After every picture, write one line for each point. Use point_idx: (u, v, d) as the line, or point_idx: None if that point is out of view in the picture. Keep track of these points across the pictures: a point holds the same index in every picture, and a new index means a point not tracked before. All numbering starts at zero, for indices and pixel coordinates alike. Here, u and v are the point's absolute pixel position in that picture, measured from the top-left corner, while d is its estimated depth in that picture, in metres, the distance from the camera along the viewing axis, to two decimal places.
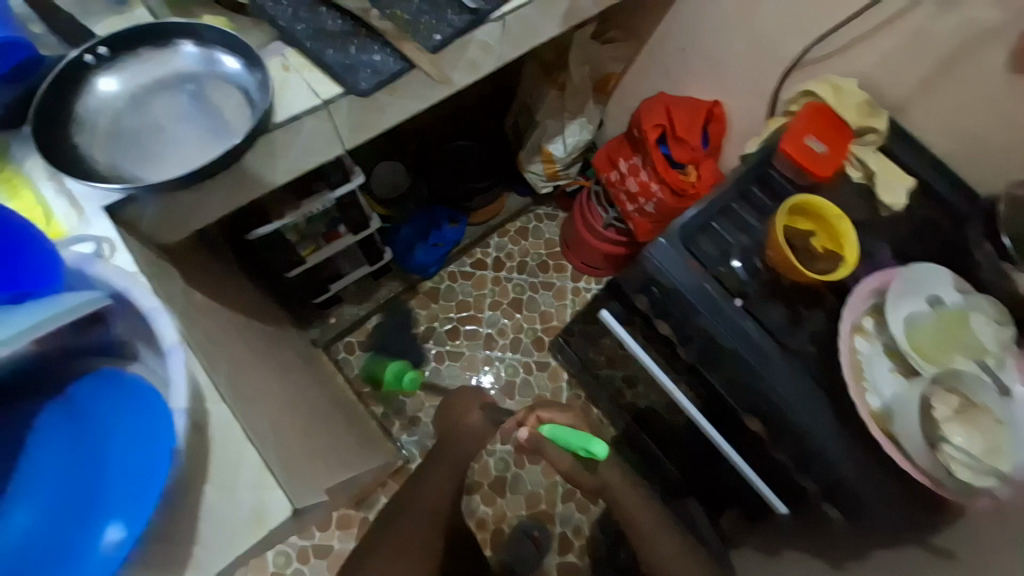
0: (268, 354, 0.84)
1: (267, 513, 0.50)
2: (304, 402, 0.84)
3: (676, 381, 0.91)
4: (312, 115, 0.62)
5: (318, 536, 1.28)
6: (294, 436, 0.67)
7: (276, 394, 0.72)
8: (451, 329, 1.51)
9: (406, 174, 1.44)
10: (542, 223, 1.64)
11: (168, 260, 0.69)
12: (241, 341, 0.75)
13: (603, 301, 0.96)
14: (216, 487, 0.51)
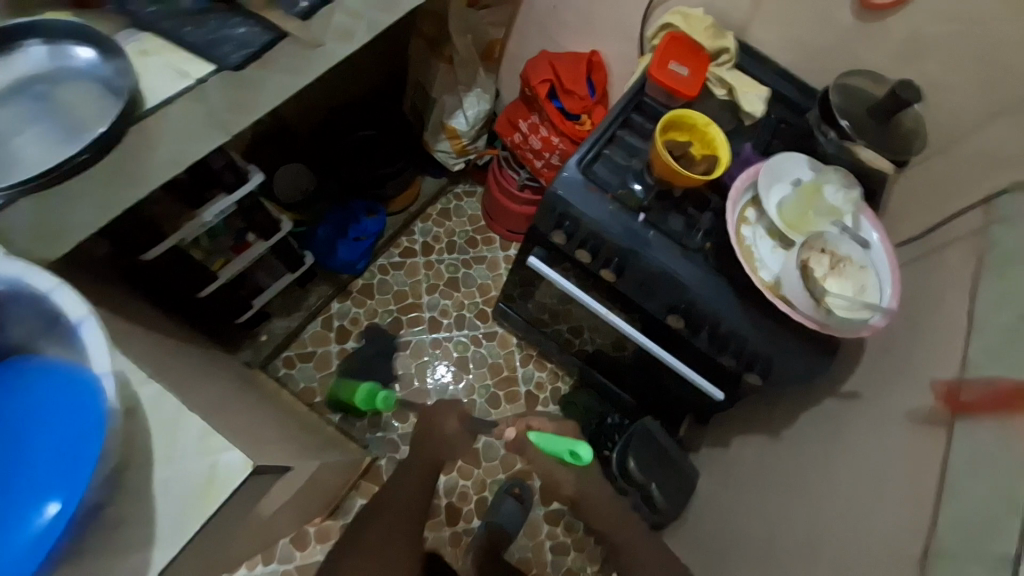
0: (194, 371, 0.79)
1: (221, 477, 0.51)
2: (245, 411, 0.81)
3: (609, 305, 0.98)
4: (183, 98, 0.62)
5: (299, 555, 1.23)
6: (242, 435, 0.65)
7: (213, 400, 0.70)
8: (394, 320, 1.50)
9: (310, 176, 1.38)
10: (461, 201, 1.67)
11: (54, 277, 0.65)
12: (158, 357, 0.71)
13: (528, 249, 1.00)
14: (162, 463, 0.51)
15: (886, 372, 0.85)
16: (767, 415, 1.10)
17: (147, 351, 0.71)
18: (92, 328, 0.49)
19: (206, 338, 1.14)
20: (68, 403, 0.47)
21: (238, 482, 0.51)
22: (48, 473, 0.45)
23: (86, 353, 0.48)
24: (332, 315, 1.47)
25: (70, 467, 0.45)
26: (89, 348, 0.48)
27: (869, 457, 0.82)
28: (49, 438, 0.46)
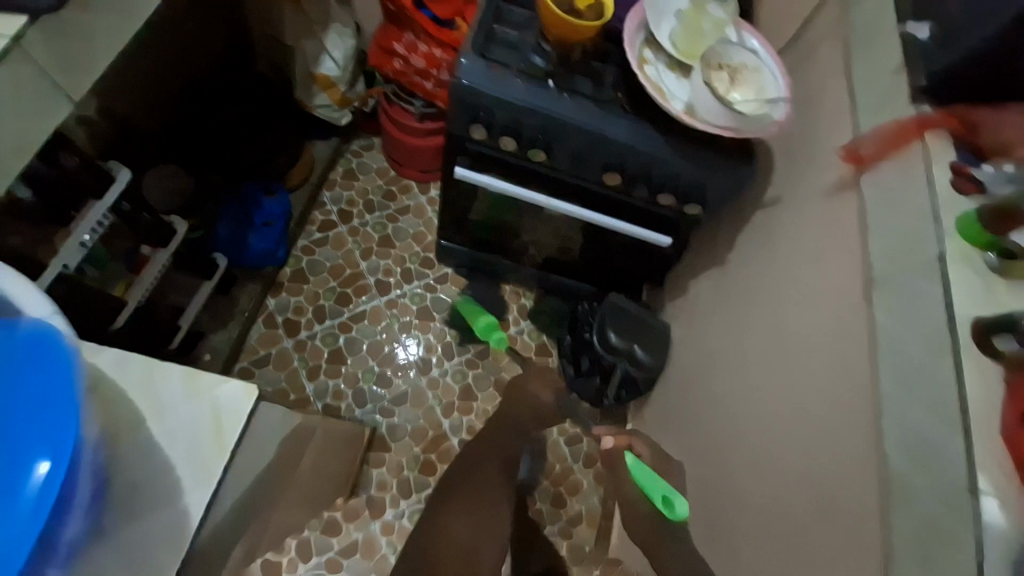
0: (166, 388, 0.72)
1: (226, 414, 0.53)
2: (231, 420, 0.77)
3: (542, 191, 0.97)
4: (7, 61, 0.61)
5: (336, 542, 1.21)
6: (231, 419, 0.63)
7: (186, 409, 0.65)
8: (340, 296, 1.42)
9: (184, 173, 1.18)
10: (362, 156, 1.56)
11: None
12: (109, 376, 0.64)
13: (451, 161, 0.97)
14: (155, 418, 0.53)
15: (797, 165, 0.95)
16: (713, 248, 1.21)
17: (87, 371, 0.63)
18: (11, 276, 0.47)
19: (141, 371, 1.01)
20: (21, 361, 0.43)
21: (246, 414, 0.53)
22: (19, 438, 0.41)
23: (16, 305, 0.46)
24: (272, 312, 1.36)
25: (52, 417, 0.42)
26: (14, 299, 0.46)
27: (798, 239, 0.92)
28: (5, 406, 0.42)
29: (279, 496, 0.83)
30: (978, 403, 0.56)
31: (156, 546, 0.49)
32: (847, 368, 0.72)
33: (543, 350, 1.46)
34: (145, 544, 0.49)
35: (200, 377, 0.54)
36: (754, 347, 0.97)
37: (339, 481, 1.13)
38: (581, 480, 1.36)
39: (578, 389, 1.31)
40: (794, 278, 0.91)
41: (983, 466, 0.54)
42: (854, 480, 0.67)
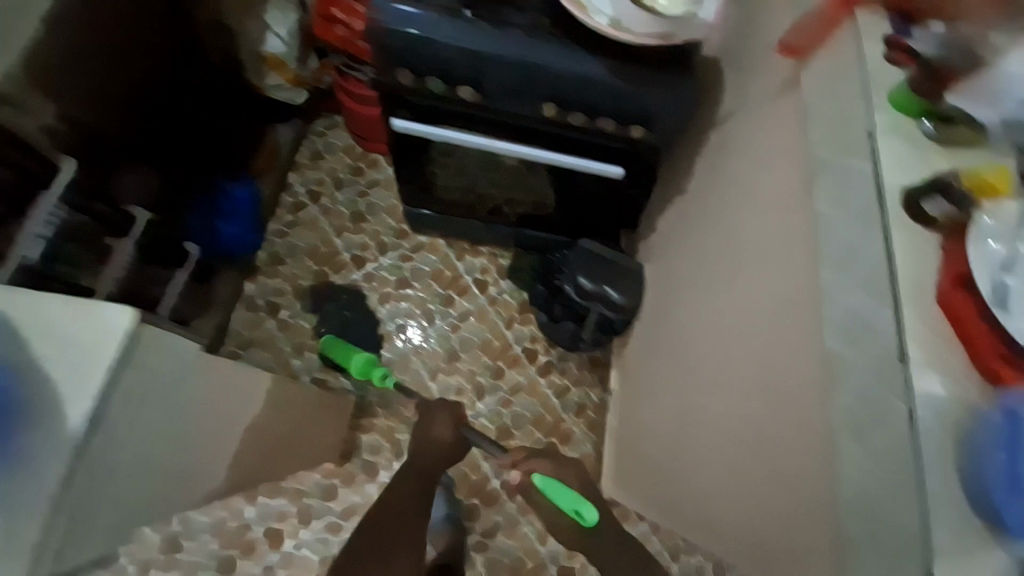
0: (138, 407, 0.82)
1: (100, 333, 0.59)
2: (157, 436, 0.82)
3: (487, 133, 0.95)
4: None
5: (336, 506, 1.24)
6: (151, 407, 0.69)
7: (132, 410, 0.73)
8: (316, 275, 1.43)
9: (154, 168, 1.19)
10: (327, 136, 1.54)
11: None
12: None
13: (390, 114, 0.96)
14: (41, 343, 0.59)
15: (746, 76, 0.91)
16: (676, 181, 1.19)
17: None
18: None
19: None
20: None
21: (118, 332, 0.59)
22: None
23: None
24: (251, 297, 1.39)
25: None
26: None
27: (750, 150, 0.88)
28: None
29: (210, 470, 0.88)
30: (912, 269, 0.52)
31: (44, 455, 0.56)
32: (790, 264, 0.70)
33: (525, 308, 1.47)
34: (29, 459, 0.56)
35: (76, 304, 0.60)
36: (712, 263, 0.96)
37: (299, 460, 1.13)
38: (572, 429, 1.40)
39: (552, 334, 1.38)
40: (748, 186, 0.87)
41: (913, 330, 0.49)
42: (800, 371, 0.64)
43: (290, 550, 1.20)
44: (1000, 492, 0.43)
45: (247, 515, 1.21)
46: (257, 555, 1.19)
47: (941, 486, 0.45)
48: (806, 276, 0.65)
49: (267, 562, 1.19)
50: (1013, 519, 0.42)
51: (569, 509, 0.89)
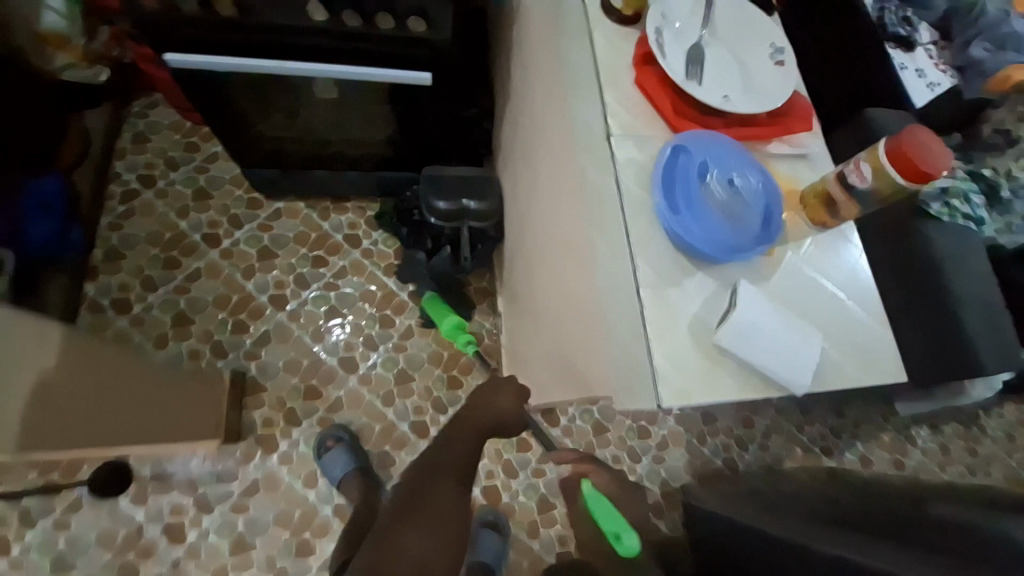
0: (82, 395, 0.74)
1: None
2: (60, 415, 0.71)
3: (275, 57, 0.92)
4: None
5: (236, 485, 1.20)
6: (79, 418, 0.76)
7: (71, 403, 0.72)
8: (167, 261, 1.33)
9: None
10: (148, 116, 1.44)
11: None
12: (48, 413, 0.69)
13: (161, 50, 0.91)
14: None
15: None
16: (505, 89, 1.18)
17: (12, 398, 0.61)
18: None
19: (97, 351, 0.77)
20: None
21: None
22: None
23: None
24: (94, 298, 1.28)
25: None
26: None
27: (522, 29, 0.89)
28: None
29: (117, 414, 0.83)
30: (611, 63, 0.56)
31: None
32: (550, 108, 0.72)
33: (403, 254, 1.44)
34: None
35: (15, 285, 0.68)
36: (524, 146, 0.98)
37: (123, 429, 0.86)
38: (471, 359, 1.38)
39: (432, 267, 1.32)
40: (525, 58, 0.88)
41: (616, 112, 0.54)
42: (564, 202, 0.68)
43: (195, 540, 1.16)
44: (671, 216, 0.48)
45: (138, 519, 1.15)
46: (157, 554, 1.14)
47: (640, 232, 0.49)
48: (555, 117, 0.69)
49: (173, 559, 1.14)
50: (691, 232, 0.47)
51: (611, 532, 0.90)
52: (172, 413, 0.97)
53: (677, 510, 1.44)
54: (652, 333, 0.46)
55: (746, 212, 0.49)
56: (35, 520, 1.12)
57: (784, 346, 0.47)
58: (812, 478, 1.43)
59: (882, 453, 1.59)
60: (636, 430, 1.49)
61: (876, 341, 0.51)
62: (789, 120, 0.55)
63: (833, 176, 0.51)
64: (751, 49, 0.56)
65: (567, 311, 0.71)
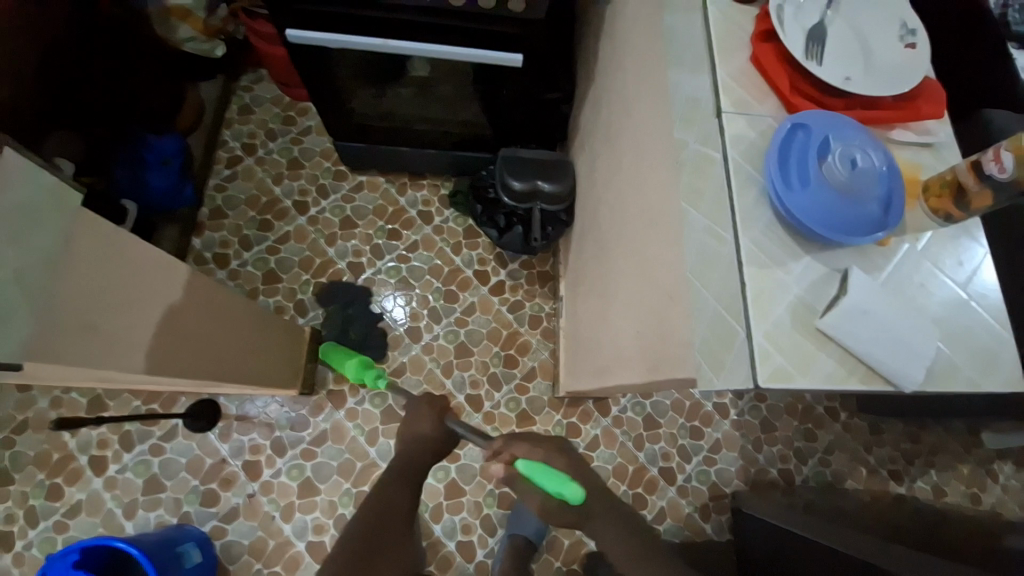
0: (202, 332, 0.82)
1: None
2: (191, 348, 0.80)
3: (382, 35, 0.99)
4: None
5: (307, 433, 1.30)
6: (203, 358, 0.84)
7: (195, 341, 0.80)
8: (261, 222, 1.45)
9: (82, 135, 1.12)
10: (253, 90, 1.57)
11: (112, 279, 0.61)
12: (181, 347, 0.77)
13: (282, 26, 0.99)
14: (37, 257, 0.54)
15: None
16: (587, 73, 1.19)
17: (152, 330, 0.69)
18: None
19: (213, 293, 0.85)
20: None
21: None
22: None
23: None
24: (199, 251, 1.42)
25: None
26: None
27: (616, 10, 0.89)
28: None
29: (231, 352, 0.92)
30: (726, 43, 0.56)
31: (90, 342, 0.60)
32: (643, 86, 0.72)
33: (471, 233, 1.49)
34: (75, 306, 0.57)
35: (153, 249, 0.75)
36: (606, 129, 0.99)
37: (228, 363, 0.91)
38: (529, 340, 1.42)
39: (504, 244, 1.35)
40: (617, 41, 0.89)
41: (730, 90, 0.55)
42: (652, 182, 0.69)
43: (268, 478, 1.27)
44: (785, 190, 0.49)
45: (222, 453, 1.28)
46: (237, 486, 1.26)
47: (744, 213, 0.51)
48: (647, 98, 0.70)
49: (248, 492, 1.26)
50: (801, 211, 0.48)
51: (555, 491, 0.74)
52: (266, 359, 1.07)
53: (725, 514, 1.40)
54: (754, 311, 0.48)
55: (866, 194, 0.49)
56: (136, 442, 1.27)
57: (897, 334, 0.47)
58: (878, 501, 1.34)
59: (960, 485, 1.46)
60: (688, 428, 1.45)
61: (992, 340, 0.50)
62: (919, 105, 0.54)
63: (965, 165, 0.49)
64: (881, 29, 0.54)
65: (643, 288, 0.72)
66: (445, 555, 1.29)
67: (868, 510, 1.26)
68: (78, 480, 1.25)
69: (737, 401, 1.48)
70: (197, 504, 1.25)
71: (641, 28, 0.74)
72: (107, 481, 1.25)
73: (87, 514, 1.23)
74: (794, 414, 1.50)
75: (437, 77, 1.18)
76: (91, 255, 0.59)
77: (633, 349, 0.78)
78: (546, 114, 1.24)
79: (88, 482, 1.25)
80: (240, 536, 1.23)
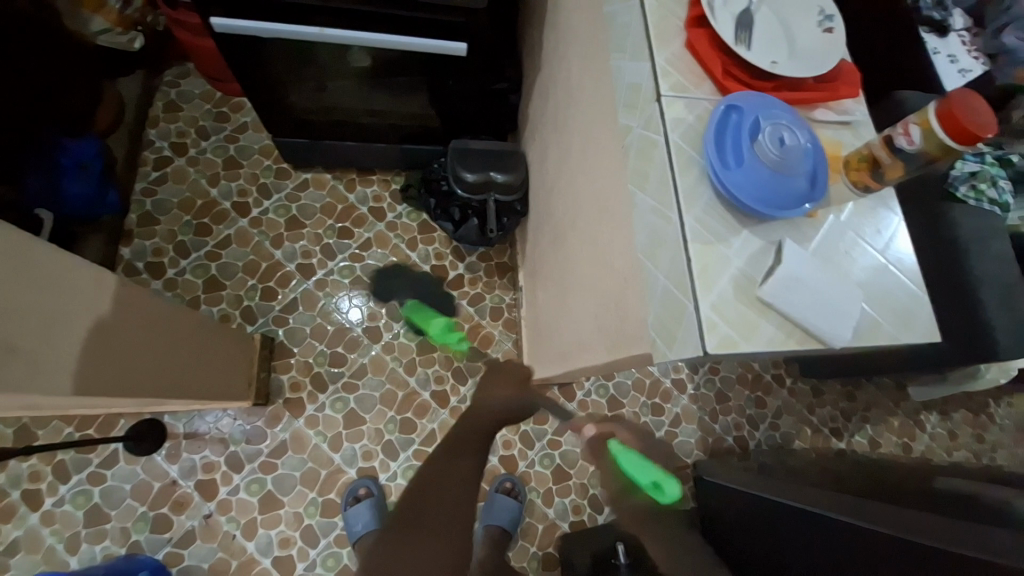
0: (140, 345, 0.77)
1: None
2: (129, 363, 0.74)
3: (318, 24, 0.94)
4: None
5: (266, 445, 1.24)
6: (143, 373, 0.78)
7: (132, 355, 0.75)
8: (198, 227, 1.37)
9: None
10: (179, 85, 1.46)
11: (29, 293, 0.56)
12: (117, 362, 0.72)
13: (208, 13, 0.93)
14: None
15: None
16: (532, 61, 1.19)
17: (80, 345, 0.64)
18: None
19: (147, 303, 0.79)
20: None
21: None
22: None
23: None
24: (130, 261, 1.31)
25: None
26: None
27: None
28: None
29: (174, 365, 0.87)
30: (661, 29, 0.58)
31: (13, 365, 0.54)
32: (588, 73, 0.74)
33: (426, 228, 1.47)
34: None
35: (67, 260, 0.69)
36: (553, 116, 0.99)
37: (173, 377, 0.86)
38: (491, 332, 1.42)
39: (461, 237, 1.34)
40: (558, 28, 0.89)
41: (667, 74, 0.56)
42: (599, 167, 0.70)
43: (226, 496, 1.21)
44: (722, 169, 0.52)
45: (173, 474, 1.20)
46: (192, 507, 1.19)
47: (688, 192, 0.53)
48: (590, 86, 0.72)
49: (205, 513, 1.19)
50: (740, 188, 0.51)
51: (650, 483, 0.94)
52: (213, 370, 1.02)
53: (688, 484, 1.47)
54: (702, 285, 0.50)
55: (795, 170, 0.52)
56: (72, 472, 1.17)
57: (826, 298, 0.51)
58: (822, 457, 1.45)
59: (891, 436, 1.61)
60: (650, 406, 1.51)
61: (907, 299, 0.55)
62: (837, 86, 0.58)
63: (879, 141, 0.53)
64: (802, 14, 0.58)
65: (598, 272, 0.74)
66: None
67: (815, 466, 1.36)
68: (7, 520, 1.14)
69: (693, 375, 1.56)
70: (148, 531, 1.17)
71: (580, 16, 0.75)
72: (40, 517, 1.15)
73: (21, 555, 1.12)
74: (745, 383, 1.59)
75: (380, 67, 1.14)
76: (5, 268, 0.54)
77: (591, 332, 0.80)
78: (494, 104, 1.24)
79: (19, 521, 1.14)
80: (200, 560, 1.17)
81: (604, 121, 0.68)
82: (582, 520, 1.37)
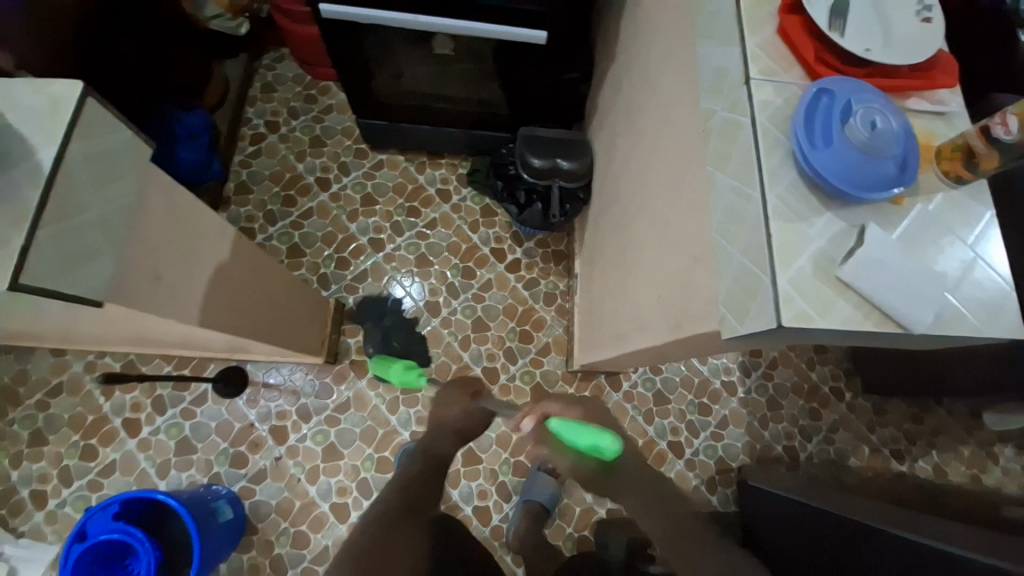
0: (242, 291, 0.87)
1: None
2: (234, 304, 0.85)
3: (411, 11, 1.02)
4: None
5: (331, 401, 1.35)
6: (244, 316, 0.88)
7: (237, 298, 0.86)
8: (286, 198, 1.50)
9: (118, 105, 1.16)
10: (276, 68, 1.60)
11: (167, 231, 0.67)
12: (225, 304, 0.82)
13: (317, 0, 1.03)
14: (120, 204, 0.58)
15: None
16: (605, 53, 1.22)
17: (200, 283, 0.74)
18: None
19: (250, 257, 0.90)
20: None
21: None
22: None
23: None
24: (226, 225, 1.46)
25: None
26: None
27: None
28: None
29: (266, 314, 0.97)
30: (753, 14, 0.60)
31: (154, 289, 0.65)
32: (668, 62, 0.76)
33: (488, 212, 1.53)
34: (143, 253, 0.62)
35: None
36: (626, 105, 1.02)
37: (264, 325, 0.97)
38: (544, 317, 1.47)
39: (524, 221, 1.38)
40: (640, 18, 0.92)
41: (757, 59, 0.58)
42: (676, 150, 0.73)
43: (294, 443, 1.33)
44: (809, 148, 0.53)
45: (250, 417, 1.34)
46: (264, 448, 1.32)
47: (772, 171, 0.55)
48: (673, 70, 0.74)
49: (275, 455, 1.32)
50: (826, 169, 0.52)
51: (586, 446, 0.77)
52: (294, 324, 1.12)
53: (732, 486, 1.45)
54: (779, 259, 0.52)
55: (886, 152, 0.52)
56: (167, 406, 1.33)
57: (907, 281, 0.51)
58: (881, 479, 1.39)
59: (960, 466, 1.51)
60: (697, 404, 1.49)
61: (995, 292, 0.54)
62: (934, 75, 0.57)
63: (977, 130, 0.53)
64: (902, 2, 0.57)
65: (666, 253, 0.76)
66: (462, 519, 1.35)
67: (871, 484, 1.30)
68: (112, 441, 1.31)
69: (745, 379, 1.53)
70: (227, 465, 1.31)
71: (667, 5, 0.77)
72: (139, 442, 1.31)
73: (120, 474, 1.29)
74: (800, 393, 1.54)
75: (458, 54, 1.21)
76: (157, 209, 0.64)
77: (652, 314, 0.82)
78: (566, 94, 1.27)
79: (122, 443, 1.31)
80: (268, 496, 1.29)
81: (683, 106, 0.70)
82: (619, 508, 1.39)
